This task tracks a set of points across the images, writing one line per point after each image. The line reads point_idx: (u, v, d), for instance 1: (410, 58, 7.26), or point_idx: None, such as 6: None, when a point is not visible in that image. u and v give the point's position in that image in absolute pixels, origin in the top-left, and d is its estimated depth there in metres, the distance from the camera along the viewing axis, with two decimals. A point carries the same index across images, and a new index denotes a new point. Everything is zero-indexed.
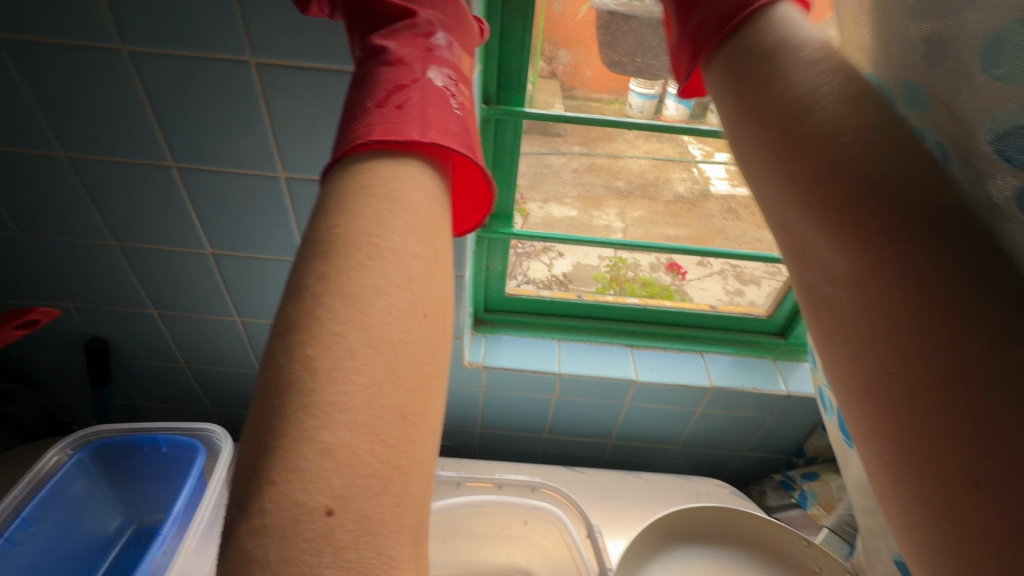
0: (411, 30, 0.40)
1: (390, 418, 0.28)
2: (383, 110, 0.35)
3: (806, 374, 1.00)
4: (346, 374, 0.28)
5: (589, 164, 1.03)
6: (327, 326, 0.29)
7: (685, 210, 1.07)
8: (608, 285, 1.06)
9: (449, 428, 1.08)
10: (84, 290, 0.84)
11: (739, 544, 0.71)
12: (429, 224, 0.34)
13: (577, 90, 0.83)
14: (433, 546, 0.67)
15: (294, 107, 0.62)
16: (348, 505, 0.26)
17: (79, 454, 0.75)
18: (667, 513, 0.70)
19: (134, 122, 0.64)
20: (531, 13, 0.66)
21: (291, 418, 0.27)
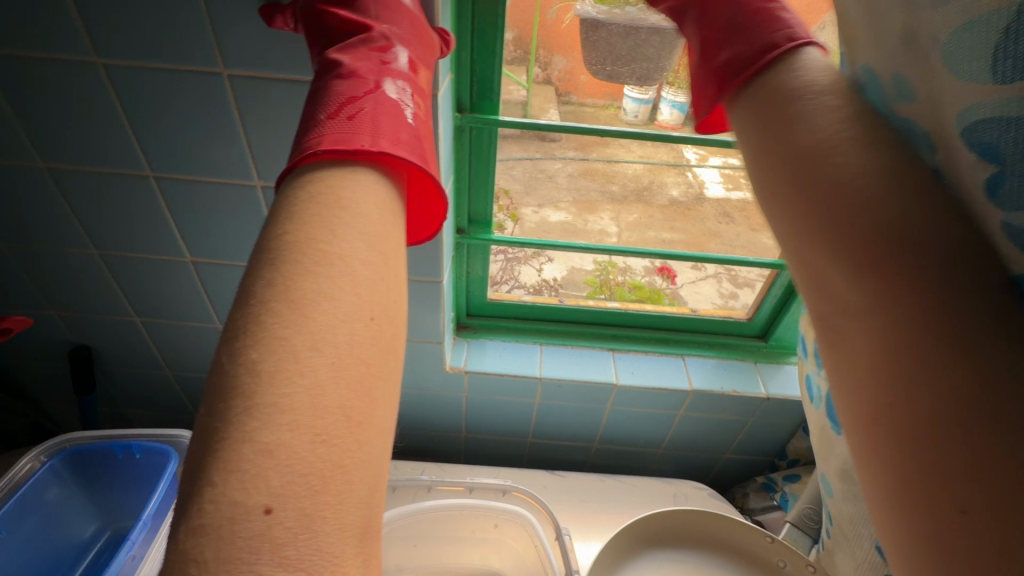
0: (366, 45, 0.42)
1: (334, 417, 0.27)
2: (335, 121, 0.36)
3: (787, 376, 1.01)
4: (289, 375, 0.27)
5: (585, 168, 1.05)
6: (272, 332, 0.29)
7: (681, 214, 1.09)
8: (599, 290, 1.07)
9: (434, 435, 1.09)
10: (67, 300, 0.85)
11: (712, 547, 0.71)
12: (380, 228, 0.34)
13: (572, 95, 0.90)
14: (405, 549, 0.68)
15: (267, 117, 0.63)
16: (287, 503, 0.25)
17: (53, 460, 0.76)
18: (643, 519, 0.71)
19: (112, 133, 0.65)
20: (501, 24, 0.68)
21: (232, 419, 0.26)
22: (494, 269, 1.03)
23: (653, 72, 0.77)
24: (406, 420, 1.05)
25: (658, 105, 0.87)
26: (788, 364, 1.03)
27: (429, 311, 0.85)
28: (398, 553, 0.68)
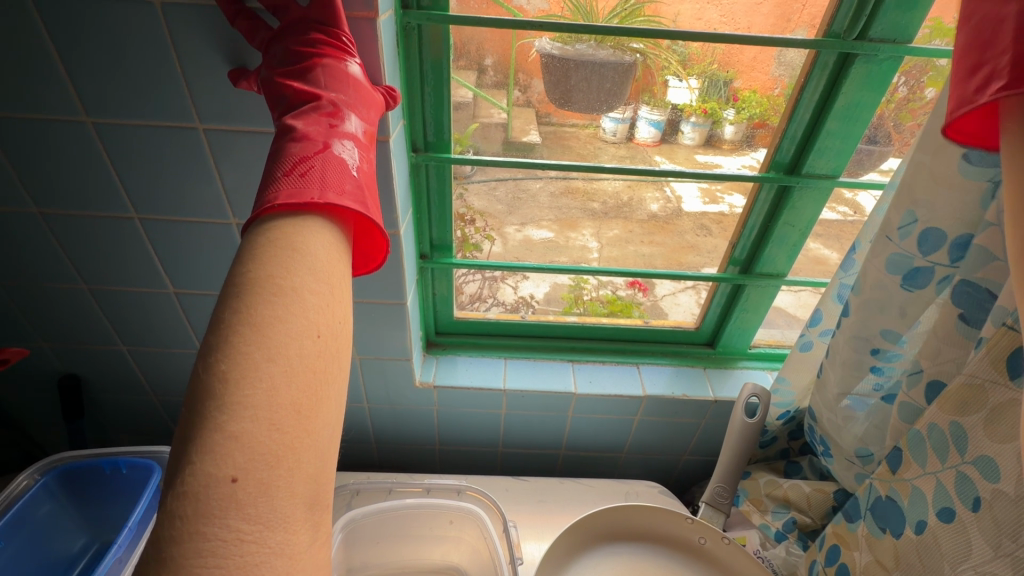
0: (318, 111, 0.50)
1: (288, 411, 0.34)
2: (290, 178, 0.44)
3: (735, 380, 1.09)
4: (251, 379, 0.34)
5: (564, 187, 0.97)
6: (238, 346, 0.35)
7: (658, 228, 1.02)
8: (573, 305, 1.10)
9: (409, 447, 1.15)
10: (57, 332, 0.91)
11: (653, 537, 0.78)
12: (328, 263, 0.41)
13: (552, 117, 0.88)
14: (367, 547, 0.74)
15: (241, 164, 0.71)
16: (250, 474, 0.32)
17: (46, 477, 0.81)
18: (591, 517, 0.77)
19: (100, 181, 0.73)
20: (445, 79, 0.78)
21: (206, 414, 0.33)
22: (472, 288, 1.07)
23: (596, 104, 0.85)
24: (382, 434, 1.11)
25: (635, 124, 0.88)
26: (736, 369, 1.11)
27: (397, 330, 0.92)
28: (361, 551, 0.74)
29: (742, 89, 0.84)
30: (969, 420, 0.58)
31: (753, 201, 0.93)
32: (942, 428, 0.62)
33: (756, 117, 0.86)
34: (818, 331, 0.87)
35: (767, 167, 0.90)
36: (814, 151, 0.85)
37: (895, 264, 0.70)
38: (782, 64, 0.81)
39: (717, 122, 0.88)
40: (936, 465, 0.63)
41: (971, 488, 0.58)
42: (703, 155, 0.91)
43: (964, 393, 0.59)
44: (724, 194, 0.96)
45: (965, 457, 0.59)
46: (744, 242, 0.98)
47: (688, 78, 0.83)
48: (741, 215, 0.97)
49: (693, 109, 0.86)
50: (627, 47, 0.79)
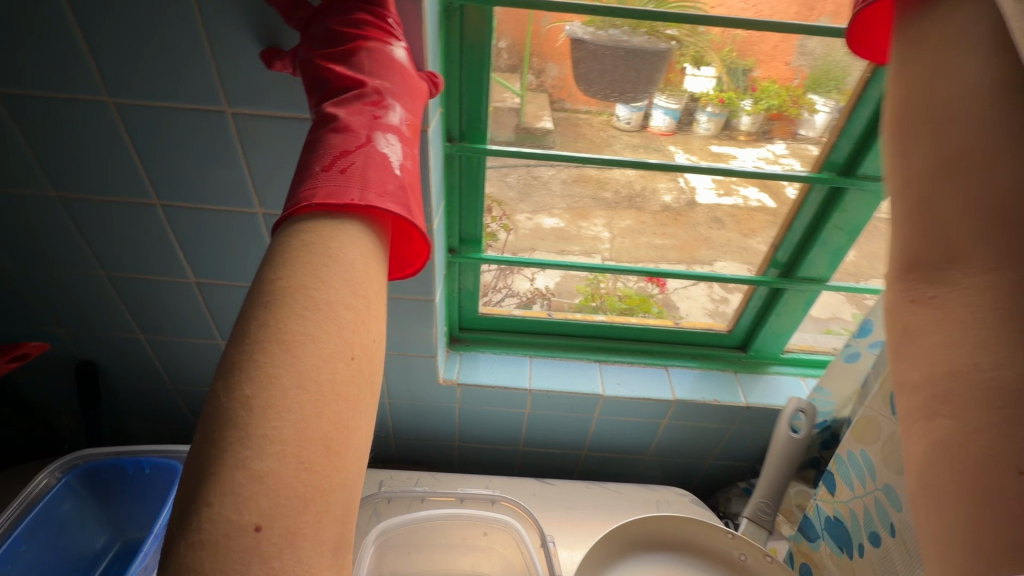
0: (360, 100, 0.46)
1: (318, 445, 0.30)
2: (328, 175, 0.40)
3: (766, 385, 1.05)
4: (278, 409, 0.29)
5: (576, 175, 0.95)
6: (263, 368, 0.31)
7: (672, 219, 1.00)
8: (591, 298, 1.07)
9: (429, 443, 1.12)
10: (74, 318, 0.88)
11: (690, 548, 0.76)
12: (364, 274, 0.37)
13: (565, 102, 0.84)
14: (399, 558, 0.71)
15: (268, 150, 0.67)
16: (275, 522, 0.27)
17: (67, 476, 0.80)
18: (628, 524, 0.75)
19: (121, 165, 0.69)
20: (487, 63, 0.73)
21: (226, 449, 0.28)
22: (487, 279, 1.04)
23: (628, 88, 0.81)
24: (402, 430, 1.09)
25: (650, 112, 0.84)
26: (767, 374, 1.08)
27: (421, 326, 0.89)
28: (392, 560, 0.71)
29: (761, 79, 0.80)
30: (873, 448, 0.65)
31: (802, 203, 0.89)
32: (856, 455, 0.68)
33: (774, 108, 0.83)
34: (866, 342, 0.83)
35: (819, 165, 0.85)
36: (872, 152, 0.80)
37: None
38: (802, 54, 0.77)
39: (735, 111, 0.84)
40: (860, 490, 0.67)
41: (887, 515, 0.62)
42: (718, 145, 0.87)
43: (866, 424, 0.67)
44: (739, 187, 0.95)
45: (877, 483, 0.64)
46: (788, 244, 0.94)
47: (705, 66, 0.79)
48: (785, 220, 0.93)
49: (710, 99, 0.83)
50: (661, 34, 0.76)
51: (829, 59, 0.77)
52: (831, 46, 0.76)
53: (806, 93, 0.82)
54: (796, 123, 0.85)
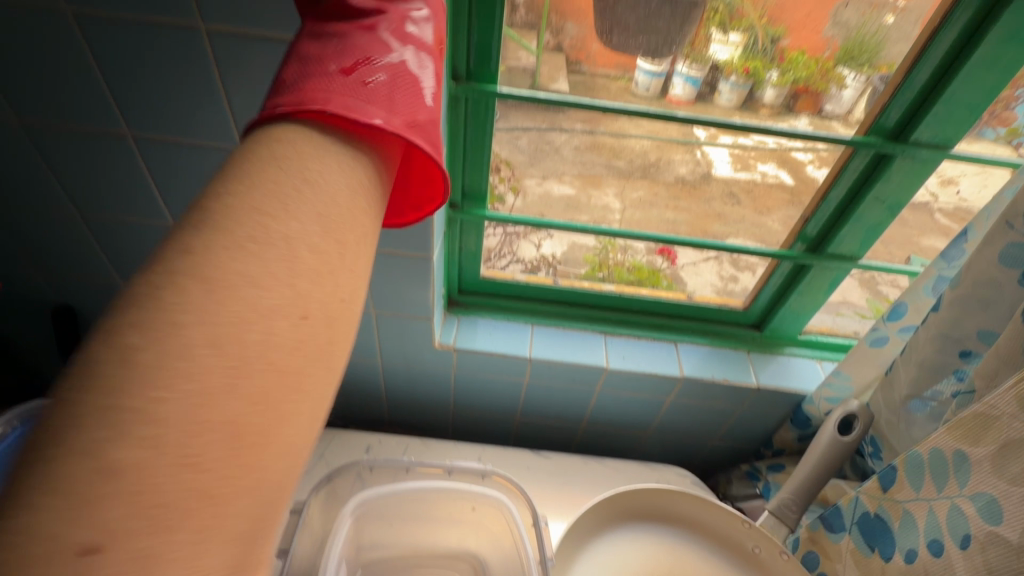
0: (387, 2, 0.38)
1: (229, 433, 0.23)
2: (347, 81, 0.31)
3: (779, 366, 0.99)
4: (172, 375, 0.21)
5: (589, 142, 0.87)
6: (165, 309, 0.22)
7: (684, 192, 0.93)
8: (597, 268, 1.02)
9: (423, 408, 1.08)
10: (48, 260, 0.83)
11: (697, 528, 0.68)
12: (337, 211, 0.29)
13: (583, 65, 0.76)
14: (380, 528, 0.68)
15: (250, 78, 0.60)
16: (124, 542, 0.20)
17: (22, 428, 0.75)
18: (623, 491, 0.68)
19: (86, 90, 0.62)
20: (499, 15, 0.66)
21: (67, 421, 0.20)
22: (491, 243, 0.98)
23: (660, 46, 0.72)
24: (395, 393, 1.05)
25: (670, 79, 0.76)
26: (781, 355, 1.02)
27: (417, 286, 0.83)
28: (373, 531, 0.68)
29: (789, 49, 0.72)
30: (973, 451, 0.51)
31: (841, 169, 0.80)
32: (946, 454, 0.54)
33: (801, 81, 0.75)
34: (897, 326, 0.76)
35: (864, 129, 0.76)
36: (924, 120, 0.71)
37: (1013, 255, 0.57)
38: (835, 24, 0.70)
39: (759, 84, 0.76)
40: (930, 493, 0.56)
41: (963, 525, 0.52)
42: (740, 119, 0.79)
43: (976, 420, 0.51)
44: (758, 162, 0.88)
45: (964, 490, 0.52)
46: (820, 218, 0.85)
47: (732, 32, 0.71)
48: (820, 189, 0.84)
49: (734, 67, 0.75)
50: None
51: (864, 30, 0.70)
52: (869, 15, 0.69)
53: (835, 66, 0.74)
54: (822, 99, 0.77)
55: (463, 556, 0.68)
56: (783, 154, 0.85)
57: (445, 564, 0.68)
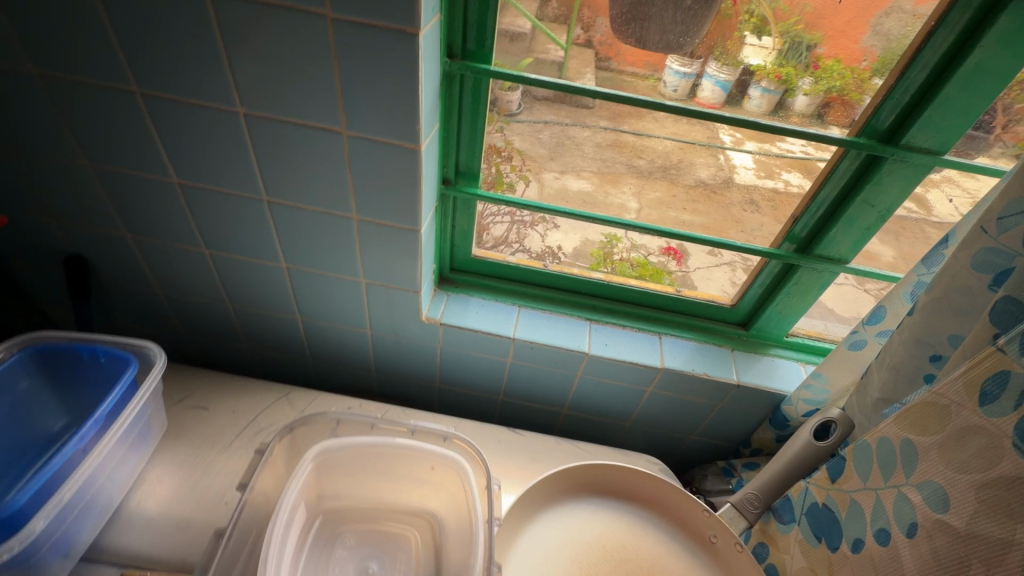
0: None
1: None
2: None
3: (763, 365, 0.99)
4: None
5: (613, 139, 0.87)
6: None
7: (704, 197, 0.92)
8: (602, 263, 1.01)
9: (412, 381, 1.11)
10: (60, 208, 0.87)
11: (654, 509, 0.70)
12: None
13: (612, 61, 0.77)
14: (339, 477, 0.71)
15: (259, 46, 0.62)
16: None
17: (22, 353, 0.73)
18: (573, 466, 0.69)
19: (99, 46, 0.66)
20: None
21: None
22: (500, 230, 1.00)
23: (655, 37, 0.70)
24: (383, 363, 1.08)
25: (700, 81, 0.76)
26: (767, 356, 1.02)
27: (407, 258, 0.84)
28: (331, 480, 0.71)
29: (825, 57, 0.72)
30: (920, 440, 0.55)
31: (832, 169, 0.79)
32: (895, 444, 0.58)
33: (834, 90, 0.74)
34: (875, 330, 0.76)
35: (857, 130, 0.75)
36: (918, 121, 0.71)
37: (985, 260, 0.57)
38: (876, 34, 0.69)
39: (791, 91, 0.75)
40: (878, 482, 0.60)
41: (909, 513, 0.55)
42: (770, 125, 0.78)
43: (926, 409, 0.55)
44: (782, 171, 0.85)
45: (909, 479, 0.56)
46: (810, 217, 0.85)
47: (766, 36, 0.72)
48: (810, 189, 0.84)
49: (765, 72, 0.74)
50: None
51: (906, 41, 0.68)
52: (912, 27, 0.66)
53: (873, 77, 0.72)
54: (856, 109, 0.74)
55: (424, 515, 0.72)
56: (808, 164, 0.83)
57: (405, 521, 0.72)
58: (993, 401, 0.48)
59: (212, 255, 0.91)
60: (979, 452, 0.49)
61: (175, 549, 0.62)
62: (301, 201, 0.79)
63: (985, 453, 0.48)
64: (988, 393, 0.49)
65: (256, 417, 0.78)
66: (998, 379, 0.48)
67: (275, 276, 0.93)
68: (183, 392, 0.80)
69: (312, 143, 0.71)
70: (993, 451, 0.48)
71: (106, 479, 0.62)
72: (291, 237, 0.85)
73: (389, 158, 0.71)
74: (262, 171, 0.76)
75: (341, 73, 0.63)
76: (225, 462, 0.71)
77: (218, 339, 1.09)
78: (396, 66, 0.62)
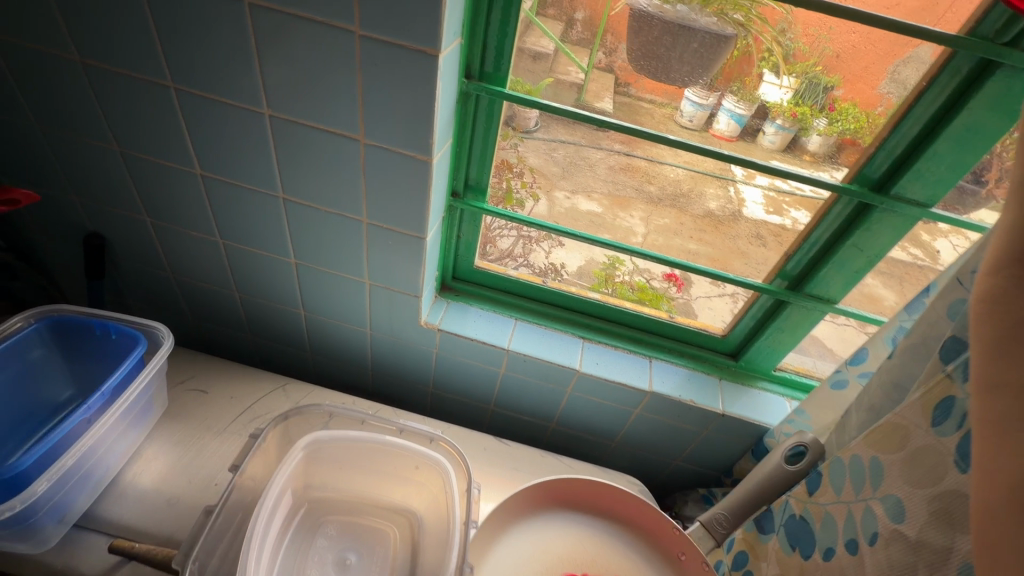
0: None
1: None
2: None
3: (749, 397, 1.01)
4: None
5: (625, 163, 0.90)
6: None
7: (712, 226, 0.94)
8: (602, 284, 1.04)
9: (407, 384, 1.14)
10: (85, 188, 0.92)
11: (625, 525, 0.72)
12: None
13: (631, 87, 0.81)
14: (328, 469, 0.74)
15: (290, 54, 0.66)
16: None
17: (39, 323, 0.77)
18: (545, 479, 0.71)
19: (142, 41, 0.70)
20: (512, 24, 0.72)
21: None
22: (507, 244, 1.02)
23: (661, 71, 0.77)
24: (379, 363, 1.10)
25: (716, 114, 0.80)
26: (754, 388, 1.03)
27: (412, 264, 0.88)
28: (319, 471, 0.73)
29: (841, 100, 0.74)
30: (885, 457, 0.57)
31: (824, 213, 0.83)
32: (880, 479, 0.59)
33: (848, 133, 0.76)
34: (857, 371, 0.78)
35: (851, 177, 0.79)
36: (909, 172, 0.74)
37: (958, 311, 0.60)
38: (893, 81, 0.71)
39: (805, 129, 0.78)
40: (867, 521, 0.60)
41: (873, 524, 0.56)
42: (780, 162, 0.81)
43: (889, 430, 0.57)
44: (791, 208, 0.86)
45: (876, 493, 0.57)
46: (801, 256, 0.88)
47: (785, 75, 0.74)
48: (806, 227, 0.86)
49: (782, 110, 0.77)
50: (730, 18, 0.72)
51: None
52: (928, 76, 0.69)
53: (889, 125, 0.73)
54: (866, 155, 0.76)
55: (404, 513, 0.74)
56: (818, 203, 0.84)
57: (385, 516, 0.74)
58: (939, 417, 0.52)
59: (227, 245, 0.94)
60: (930, 468, 0.52)
61: (165, 523, 0.65)
62: (315, 201, 0.82)
63: (935, 469, 0.51)
64: (940, 413, 0.52)
65: (252, 404, 0.80)
66: (947, 403, 0.52)
67: (283, 269, 0.96)
68: (185, 373, 0.83)
69: (329, 147, 0.75)
70: (943, 466, 0.51)
71: (104, 451, 0.65)
72: (304, 235, 0.88)
73: (398, 165, 0.74)
74: (283, 169, 0.79)
75: (360, 85, 0.67)
76: (218, 445, 0.74)
77: (223, 326, 1.12)
78: (411, 81, 0.65)
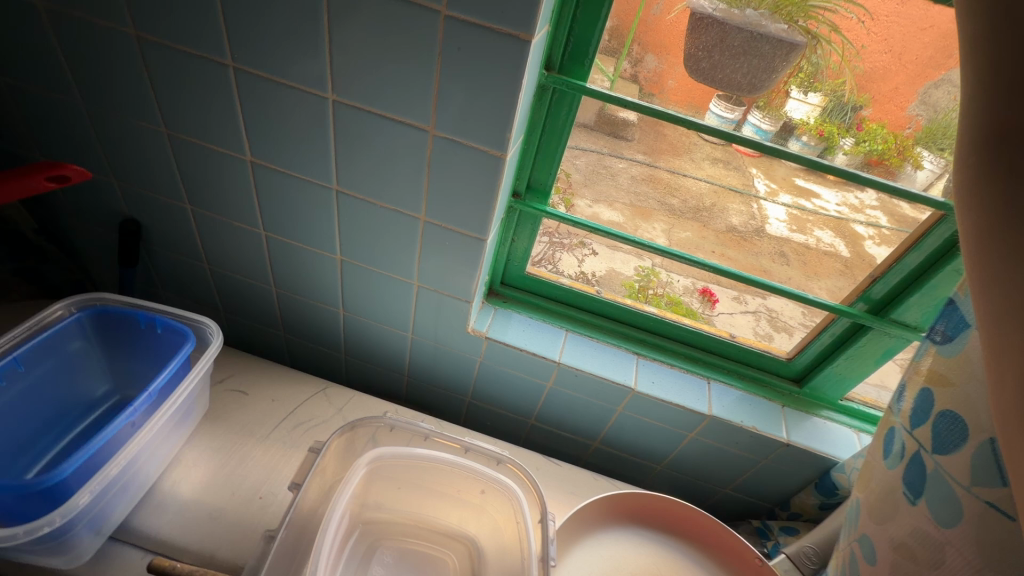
0: None
1: None
2: None
3: (813, 426, 0.95)
4: None
5: (648, 174, 0.88)
6: None
7: (733, 242, 0.90)
8: (638, 294, 0.98)
9: (442, 393, 1.08)
10: (124, 171, 0.87)
11: (697, 546, 0.70)
12: None
13: (654, 99, 0.76)
14: (387, 489, 0.69)
15: (354, 35, 0.62)
16: None
17: (81, 313, 0.72)
18: (621, 492, 0.70)
19: (205, 18, 0.66)
20: (603, 20, 0.67)
21: None
22: (535, 249, 0.96)
23: (753, 78, 0.70)
24: (417, 369, 1.05)
25: (741, 127, 0.75)
26: (817, 416, 0.97)
27: (466, 267, 0.82)
28: (379, 491, 0.69)
29: (869, 120, 0.72)
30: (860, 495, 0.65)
31: (921, 237, 0.76)
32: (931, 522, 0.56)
33: (875, 153, 0.73)
34: None
35: None
36: None
37: None
38: (923, 103, 0.70)
39: (831, 148, 0.73)
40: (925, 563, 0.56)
41: None
42: (803, 180, 0.79)
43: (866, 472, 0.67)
44: (815, 228, 0.86)
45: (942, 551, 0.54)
46: (888, 281, 0.82)
47: (812, 92, 0.71)
48: (894, 253, 0.80)
49: (807, 127, 0.73)
50: (798, 25, 0.66)
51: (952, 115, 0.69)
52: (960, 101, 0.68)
53: (915, 145, 0.72)
54: (896, 175, 0.74)
55: (462, 539, 0.69)
56: (841, 224, 0.84)
57: (441, 542, 0.69)
58: (883, 451, 0.63)
59: (269, 237, 0.89)
60: (886, 499, 0.60)
61: (206, 540, 0.60)
62: (372, 195, 0.77)
63: (889, 500, 0.59)
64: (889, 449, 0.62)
65: (294, 409, 0.76)
66: (890, 434, 0.63)
67: (327, 267, 0.91)
68: (225, 372, 0.78)
69: (384, 138, 0.70)
70: (906, 498, 0.57)
71: (146, 458, 0.60)
72: (353, 231, 0.83)
73: (470, 162, 0.69)
74: (339, 161, 0.74)
75: (441, 78, 0.62)
76: (262, 453, 0.69)
77: (256, 323, 1.08)
78: (500, 74, 0.60)
